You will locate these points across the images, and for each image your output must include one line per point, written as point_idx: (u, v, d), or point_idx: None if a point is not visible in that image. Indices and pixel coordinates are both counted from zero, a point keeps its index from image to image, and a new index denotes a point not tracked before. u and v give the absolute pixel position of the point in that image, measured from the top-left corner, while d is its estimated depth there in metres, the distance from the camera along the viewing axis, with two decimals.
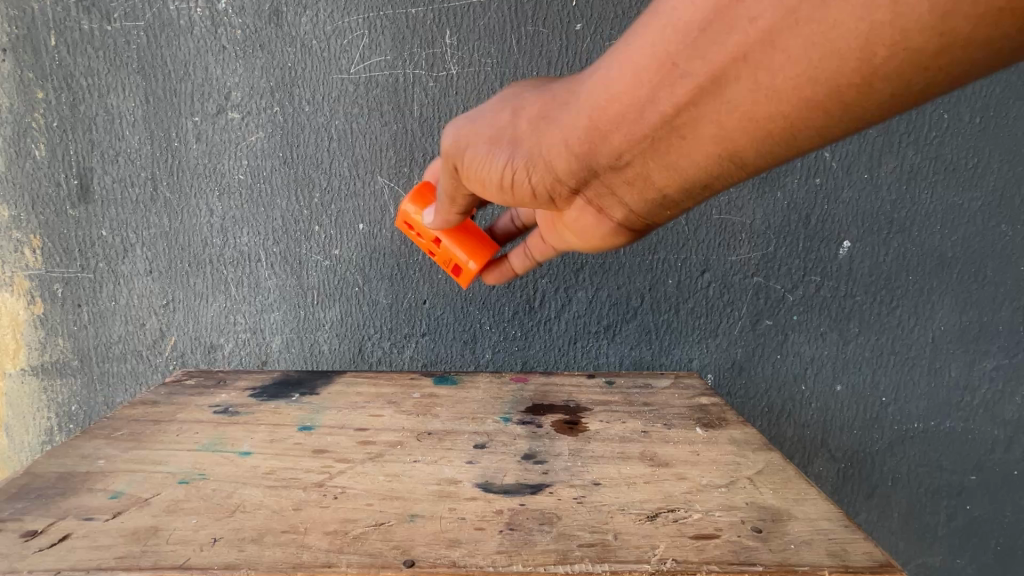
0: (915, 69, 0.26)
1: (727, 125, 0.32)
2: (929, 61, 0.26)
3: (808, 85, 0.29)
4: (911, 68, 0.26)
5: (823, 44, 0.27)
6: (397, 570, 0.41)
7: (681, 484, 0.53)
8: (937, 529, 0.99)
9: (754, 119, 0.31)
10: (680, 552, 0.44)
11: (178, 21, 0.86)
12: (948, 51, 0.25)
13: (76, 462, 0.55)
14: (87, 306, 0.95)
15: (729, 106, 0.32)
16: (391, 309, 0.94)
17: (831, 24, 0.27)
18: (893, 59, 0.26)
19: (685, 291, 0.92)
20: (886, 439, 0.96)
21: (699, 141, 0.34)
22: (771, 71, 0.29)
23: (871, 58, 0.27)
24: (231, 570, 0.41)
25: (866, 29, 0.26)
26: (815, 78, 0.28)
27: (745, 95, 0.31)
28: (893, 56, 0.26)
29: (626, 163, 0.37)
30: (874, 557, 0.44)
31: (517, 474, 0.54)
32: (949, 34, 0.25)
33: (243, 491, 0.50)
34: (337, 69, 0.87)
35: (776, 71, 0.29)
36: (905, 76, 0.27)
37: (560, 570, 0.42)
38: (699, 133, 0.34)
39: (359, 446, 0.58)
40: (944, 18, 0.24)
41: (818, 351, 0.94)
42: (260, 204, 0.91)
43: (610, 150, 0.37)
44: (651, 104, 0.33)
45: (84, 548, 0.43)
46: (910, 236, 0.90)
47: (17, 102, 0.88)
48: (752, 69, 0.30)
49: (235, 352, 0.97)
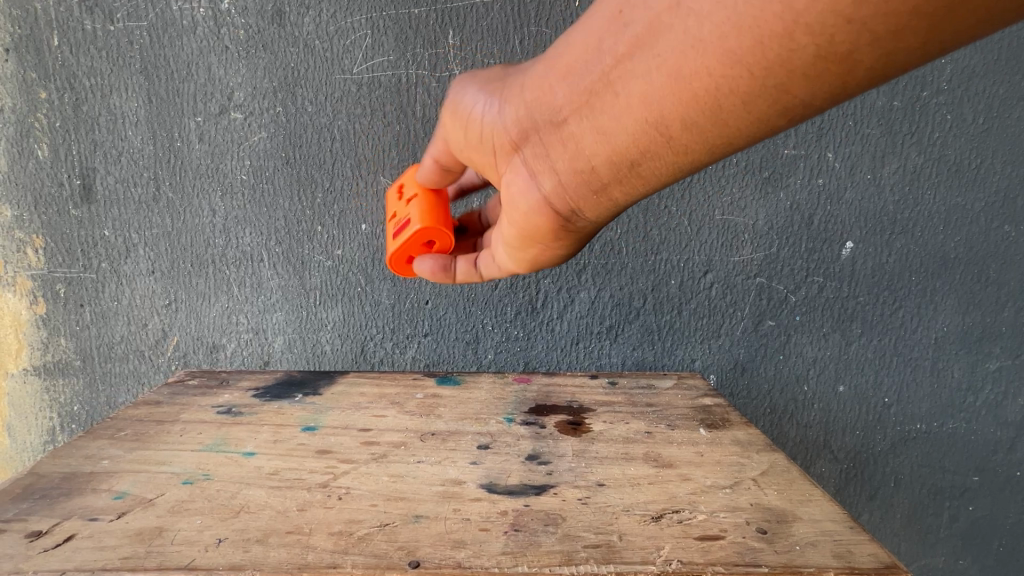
0: (822, 59, 0.30)
1: (672, 116, 0.36)
2: (832, 51, 0.30)
3: (743, 68, 0.32)
4: (818, 58, 0.30)
5: (747, 36, 0.31)
6: (403, 571, 0.41)
7: (686, 485, 0.53)
8: (940, 530, 0.99)
9: (691, 110, 0.35)
10: (685, 553, 0.44)
11: (181, 21, 0.86)
12: (849, 41, 0.29)
13: (80, 462, 0.55)
14: (89, 307, 0.95)
15: (669, 100, 0.35)
16: (393, 309, 0.94)
17: (753, 21, 0.30)
18: (804, 50, 0.30)
19: (687, 292, 0.92)
20: (888, 440, 0.96)
21: (647, 138, 0.38)
22: (706, 59, 0.33)
23: (787, 48, 0.30)
24: (236, 570, 0.41)
25: (781, 24, 0.30)
26: (743, 69, 0.32)
27: (684, 89, 0.34)
28: (805, 47, 0.30)
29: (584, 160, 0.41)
30: (880, 558, 0.44)
31: (521, 474, 0.54)
32: (858, 17, 0.28)
33: (248, 492, 0.50)
34: (340, 69, 0.87)
35: (709, 65, 0.33)
36: (816, 65, 0.30)
37: (566, 570, 0.42)
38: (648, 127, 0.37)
39: (363, 446, 0.58)
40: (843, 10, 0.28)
41: (821, 352, 0.94)
42: (262, 204, 0.91)
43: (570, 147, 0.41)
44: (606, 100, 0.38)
45: (89, 548, 0.43)
46: (913, 237, 0.90)
47: (20, 102, 0.88)
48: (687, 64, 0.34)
49: (237, 352, 0.97)
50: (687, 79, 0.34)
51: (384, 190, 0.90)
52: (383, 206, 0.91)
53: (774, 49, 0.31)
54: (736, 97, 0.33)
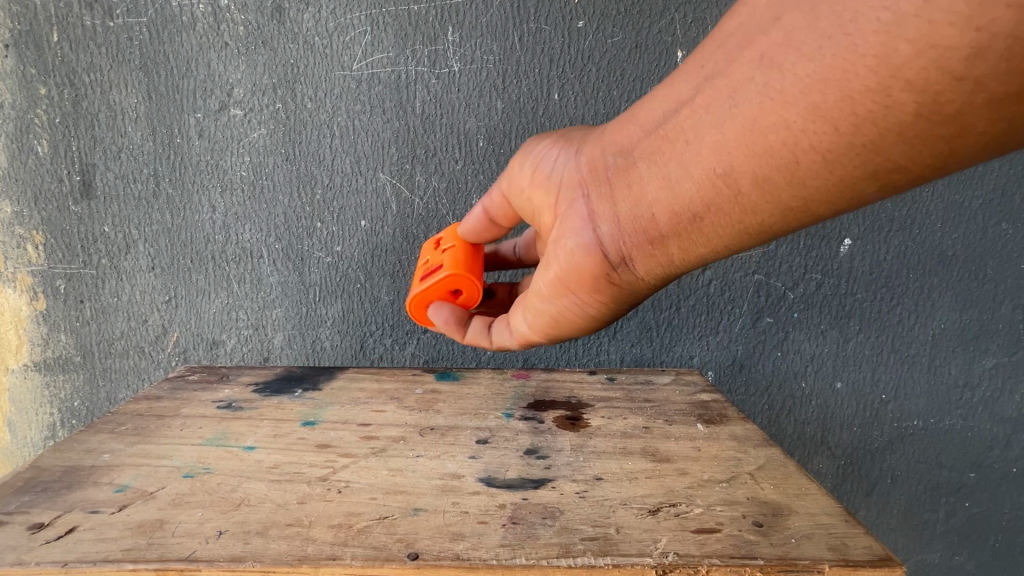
0: (928, 114, 0.30)
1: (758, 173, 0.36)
2: (940, 105, 0.29)
3: (828, 123, 0.32)
4: (928, 112, 0.30)
5: (836, 93, 0.31)
6: (402, 563, 0.41)
7: (683, 479, 0.53)
8: (936, 526, 1.00)
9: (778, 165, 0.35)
10: (681, 546, 0.44)
11: (180, 17, 0.86)
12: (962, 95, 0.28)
13: (81, 456, 0.55)
14: (89, 302, 0.95)
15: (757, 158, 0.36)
16: (392, 306, 0.94)
17: (843, 76, 0.31)
18: (905, 106, 0.30)
19: (686, 289, 0.93)
20: (885, 436, 0.97)
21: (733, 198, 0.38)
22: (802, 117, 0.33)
23: (883, 102, 0.30)
24: (237, 562, 0.41)
25: (875, 80, 0.30)
26: (835, 124, 0.32)
27: (771, 147, 0.35)
28: (906, 103, 0.30)
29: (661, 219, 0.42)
30: (874, 551, 0.44)
31: (519, 468, 0.54)
32: (971, 74, 0.28)
33: (248, 485, 0.51)
34: (339, 65, 0.87)
35: (802, 121, 0.33)
36: (924, 121, 0.30)
37: (563, 563, 0.42)
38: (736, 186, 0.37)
39: (362, 441, 0.59)
40: (956, 65, 0.28)
41: (819, 349, 0.94)
42: (262, 200, 0.91)
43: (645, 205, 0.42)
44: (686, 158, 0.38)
45: (91, 540, 0.43)
46: (911, 234, 0.90)
47: (19, 98, 0.88)
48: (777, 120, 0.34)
49: (237, 348, 0.97)
50: (764, 132, 0.34)
51: (384, 187, 0.90)
52: (383, 202, 0.91)
53: (867, 104, 0.31)
54: (819, 153, 0.33)
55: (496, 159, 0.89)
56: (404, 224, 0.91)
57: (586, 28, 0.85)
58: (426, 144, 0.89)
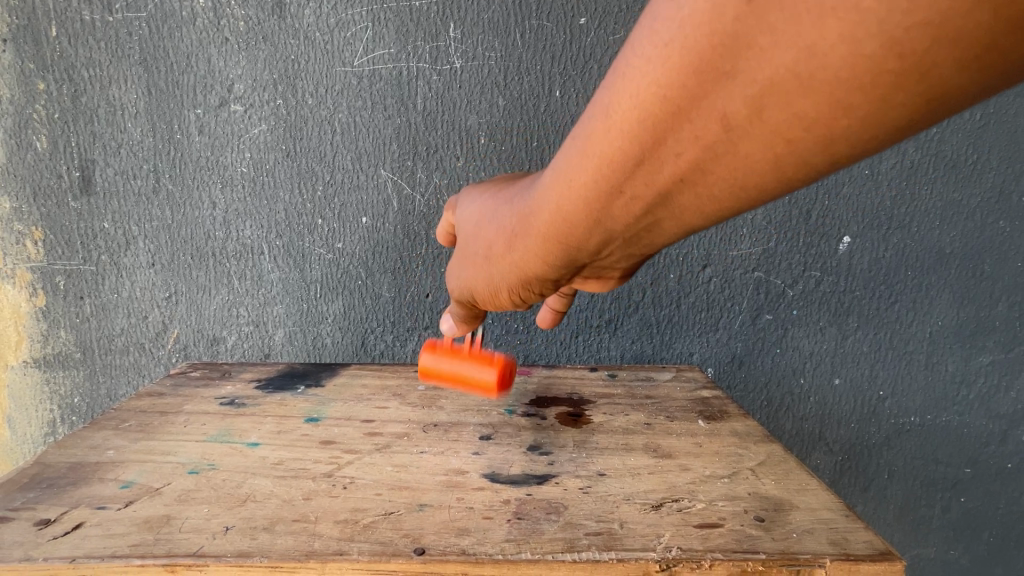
0: (885, 130, 0.26)
1: (710, 209, 0.34)
2: (909, 108, 0.24)
3: (769, 167, 0.29)
4: (883, 128, 0.25)
5: (779, 141, 0.28)
6: (408, 558, 0.42)
7: (685, 474, 0.54)
8: (932, 521, 1.01)
9: (733, 197, 0.32)
10: (685, 540, 0.45)
11: (180, 12, 0.86)
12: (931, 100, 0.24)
13: (86, 452, 0.55)
14: (89, 299, 0.95)
15: (705, 194, 0.33)
16: (393, 303, 0.94)
17: (789, 121, 0.27)
18: (859, 130, 0.26)
19: (686, 286, 0.93)
20: (883, 432, 0.97)
21: (687, 219, 0.36)
22: (737, 164, 0.30)
23: (831, 137, 0.27)
24: (244, 557, 0.41)
25: (817, 115, 0.26)
26: (781, 161, 0.29)
27: (720, 185, 0.32)
28: (858, 131, 0.26)
29: (616, 247, 0.40)
30: (875, 545, 0.45)
31: (523, 465, 0.55)
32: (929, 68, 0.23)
33: (253, 481, 0.51)
34: (340, 61, 0.87)
35: (744, 163, 0.30)
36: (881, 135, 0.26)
37: (568, 557, 0.42)
38: (684, 214, 0.35)
39: (366, 437, 0.59)
40: (910, 78, 0.23)
41: (817, 346, 0.95)
42: (263, 197, 0.91)
43: (594, 246, 0.40)
44: (624, 208, 0.35)
45: (97, 536, 0.43)
46: (909, 232, 0.91)
47: (17, 93, 0.87)
48: (720, 164, 0.30)
49: (237, 345, 0.97)
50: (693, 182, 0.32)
51: (385, 183, 0.90)
52: (384, 199, 0.91)
53: (807, 141, 0.27)
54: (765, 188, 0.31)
55: (497, 156, 0.89)
56: (406, 220, 0.91)
57: (588, 24, 0.85)
58: (427, 141, 0.89)
